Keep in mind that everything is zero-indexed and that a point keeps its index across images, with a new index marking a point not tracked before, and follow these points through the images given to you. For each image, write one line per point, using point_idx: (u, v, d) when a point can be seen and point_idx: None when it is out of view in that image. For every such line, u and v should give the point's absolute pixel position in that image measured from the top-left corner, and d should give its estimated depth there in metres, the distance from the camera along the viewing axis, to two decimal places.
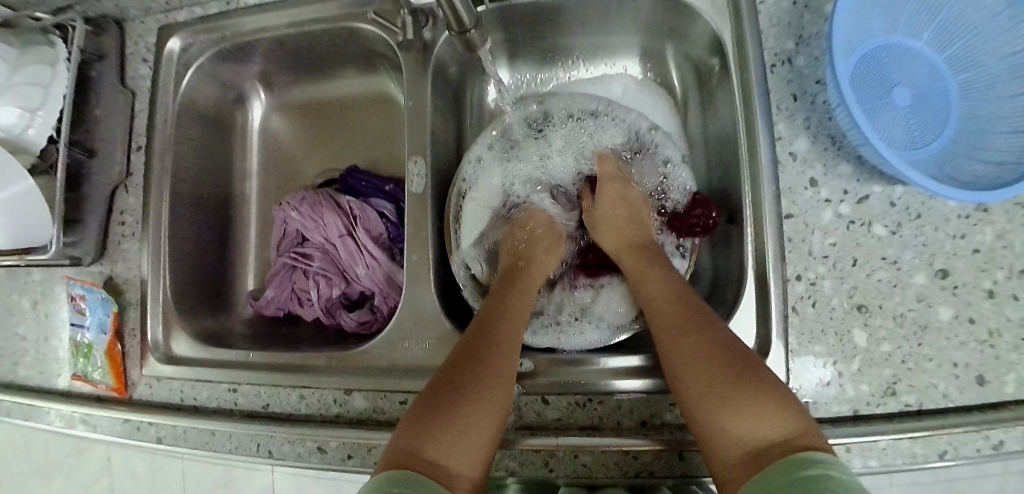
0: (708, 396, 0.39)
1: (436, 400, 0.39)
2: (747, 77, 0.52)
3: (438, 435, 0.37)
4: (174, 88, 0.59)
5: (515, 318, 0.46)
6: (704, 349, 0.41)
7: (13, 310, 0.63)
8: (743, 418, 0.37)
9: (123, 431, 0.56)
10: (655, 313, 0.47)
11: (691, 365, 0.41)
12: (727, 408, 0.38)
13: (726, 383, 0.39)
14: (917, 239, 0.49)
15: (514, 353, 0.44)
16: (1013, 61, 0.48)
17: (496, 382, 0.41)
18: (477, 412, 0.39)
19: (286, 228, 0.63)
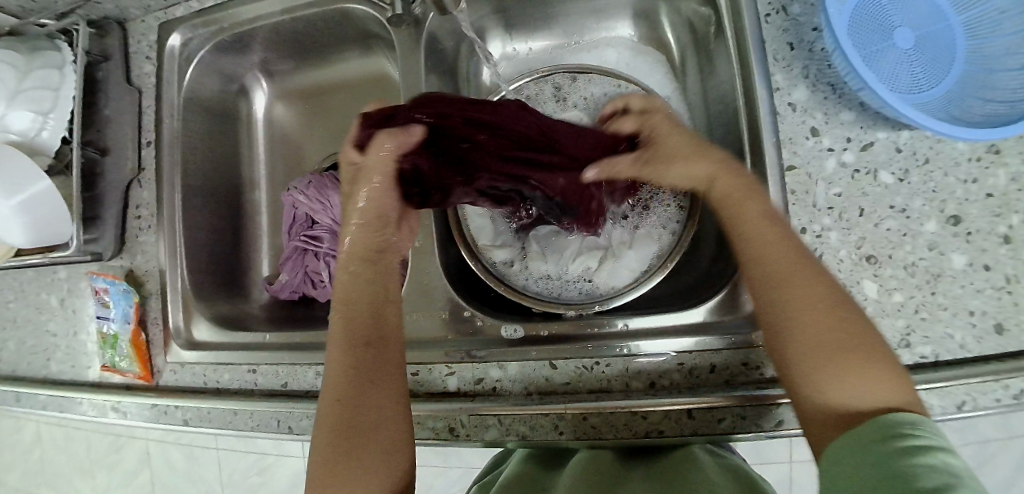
0: (824, 353, 0.36)
1: (319, 482, 0.38)
2: (742, 29, 0.51)
3: (358, 448, 0.39)
4: (179, 82, 0.61)
5: (366, 319, 0.44)
6: (817, 319, 0.37)
7: (43, 308, 0.66)
8: (844, 391, 0.35)
9: (152, 415, 0.59)
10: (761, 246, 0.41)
11: (828, 338, 0.36)
12: (811, 377, 0.36)
13: (851, 357, 0.35)
14: (926, 186, 0.48)
15: (385, 348, 0.43)
16: None
17: (381, 409, 0.40)
18: (368, 464, 0.38)
19: (295, 214, 0.64)
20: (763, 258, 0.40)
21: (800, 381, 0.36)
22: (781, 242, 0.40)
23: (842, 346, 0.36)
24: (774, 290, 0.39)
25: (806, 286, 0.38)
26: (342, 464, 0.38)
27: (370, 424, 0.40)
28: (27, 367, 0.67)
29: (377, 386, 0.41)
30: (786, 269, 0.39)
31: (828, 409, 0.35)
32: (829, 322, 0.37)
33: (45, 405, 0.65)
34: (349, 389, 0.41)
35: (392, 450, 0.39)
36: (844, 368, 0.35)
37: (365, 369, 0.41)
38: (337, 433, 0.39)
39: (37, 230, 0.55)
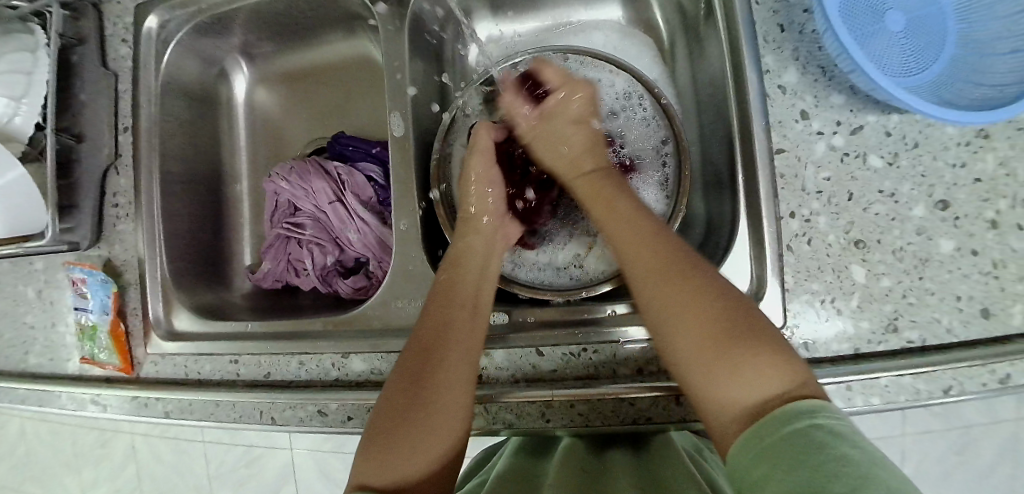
0: (709, 357, 0.37)
1: (386, 433, 0.40)
2: (732, 11, 0.50)
3: (411, 435, 0.39)
4: (156, 66, 0.59)
5: (466, 316, 0.46)
6: (699, 316, 0.39)
7: (19, 300, 0.64)
8: (733, 384, 0.35)
9: (133, 407, 0.58)
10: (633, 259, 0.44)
11: (695, 334, 0.38)
12: (701, 376, 0.37)
13: (738, 351, 0.36)
14: (915, 170, 0.48)
15: (469, 352, 0.44)
16: None
17: (454, 380, 0.42)
18: (433, 425, 0.40)
19: (278, 201, 0.63)
20: (636, 267, 0.44)
21: (693, 383, 0.37)
22: (652, 248, 0.44)
23: (736, 336, 0.37)
24: (648, 291, 0.42)
25: (689, 291, 0.40)
26: (405, 419, 0.40)
27: (428, 415, 0.41)
28: (3, 360, 0.66)
29: (456, 358, 0.43)
30: (647, 266, 0.43)
31: (716, 405, 0.36)
32: (712, 318, 0.38)
33: (24, 398, 0.64)
34: (428, 354, 0.44)
35: (455, 416, 0.41)
36: (734, 361, 0.36)
37: (446, 339, 0.44)
38: (405, 391, 0.42)
39: (14, 217, 0.54)
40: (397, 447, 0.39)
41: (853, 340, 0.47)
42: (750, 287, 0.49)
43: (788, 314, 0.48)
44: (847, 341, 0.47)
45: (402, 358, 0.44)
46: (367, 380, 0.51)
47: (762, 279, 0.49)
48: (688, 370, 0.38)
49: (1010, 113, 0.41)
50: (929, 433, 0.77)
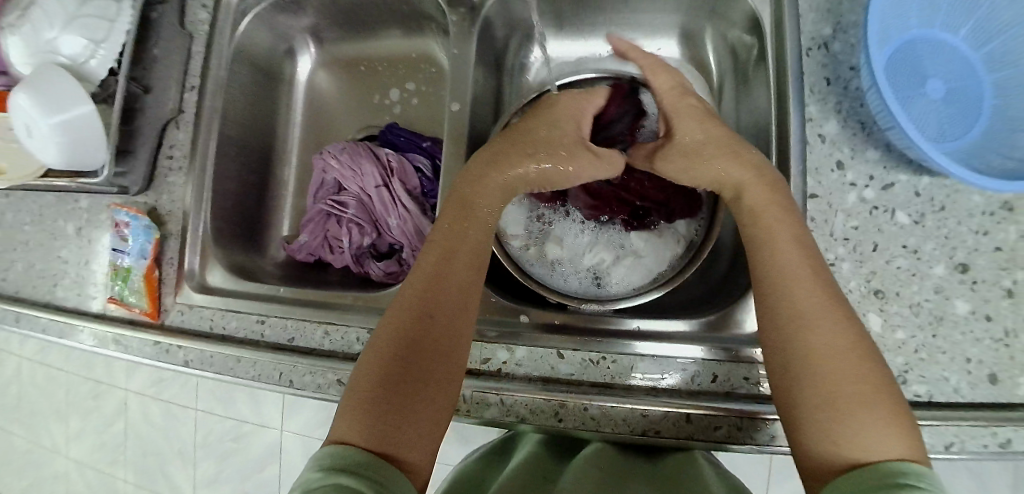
0: (841, 393, 0.33)
1: (372, 399, 0.35)
2: (783, 59, 0.54)
3: (405, 397, 0.35)
4: (231, 33, 0.62)
5: (465, 263, 0.42)
6: (851, 352, 0.34)
7: (58, 235, 0.66)
8: (851, 432, 0.31)
9: (153, 353, 0.58)
10: (782, 278, 0.38)
11: (851, 386, 0.33)
12: (829, 413, 0.32)
13: (867, 395, 0.32)
14: (939, 231, 0.50)
15: (465, 308, 0.40)
16: None
17: (452, 347, 0.39)
18: (431, 386, 0.37)
19: (325, 178, 0.66)
20: (774, 275, 0.38)
21: (815, 422, 0.33)
22: (801, 265, 0.38)
23: (865, 387, 0.33)
24: (783, 317, 0.36)
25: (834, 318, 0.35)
26: (396, 391, 0.35)
27: (428, 371, 0.37)
28: (31, 290, 0.66)
29: (449, 325, 0.39)
30: (801, 282, 0.37)
31: (834, 444, 0.32)
32: (857, 358, 0.34)
33: (47, 329, 0.64)
34: (421, 309, 0.39)
35: (447, 377, 0.38)
36: (860, 407, 0.32)
37: (440, 290, 0.40)
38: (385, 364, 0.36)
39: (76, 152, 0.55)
40: (387, 428, 0.34)
41: None
42: None
43: None
44: None
45: (385, 318, 0.39)
46: None
47: None
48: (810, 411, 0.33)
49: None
50: None
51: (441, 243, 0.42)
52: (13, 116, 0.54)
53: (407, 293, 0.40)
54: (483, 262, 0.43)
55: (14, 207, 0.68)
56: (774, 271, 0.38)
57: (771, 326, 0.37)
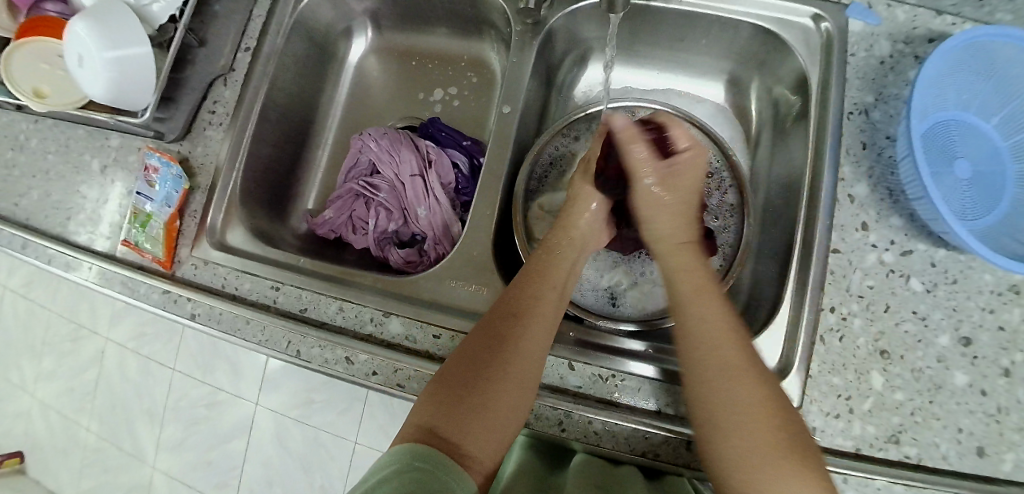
0: (748, 453, 0.37)
1: (451, 391, 0.41)
2: (824, 117, 0.56)
3: (478, 396, 0.40)
4: (297, 2, 0.64)
5: (553, 298, 0.48)
6: (744, 411, 0.38)
7: (81, 169, 0.64)
8: (762, 486, 0.35)
9: (160, 301, 0.57)
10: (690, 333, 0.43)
11: (752, 441, 0.37)
12: (741, 471, 0.37)
13: (782, 454, 0.36)
14: (948, 302, 0.53)
15: (546, 333, 0.46)
16: None
17: (527, 363, 0.43)
18: (504, 392, 0.41)
19: (359, 159, 0.67)
20: (688, 327, 0.43)
21: (738, 478, 0.37)
22: (708, 324, 0.43)
23: (781, 443, 0.37)
24: (708, 371, 0.41)
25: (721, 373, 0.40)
26: (471, 389, 0.41)
27: (503, 379, 0.42)
28: (41, 220, 0.64)
29: (530, 346, 0.44)
30: (708, 334, 0.42)
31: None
32: (744, 417, 0.38)
33: (51, 260, 0.61)
34: (504, 326, 0.45)
35: (521, 390, 0.42)
36: (767, 467, 0.36)
37: (528, 313, 0.46)
38: (468, 371, 0.42)
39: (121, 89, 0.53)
40: (457, 417, 0.39)
41: (856, 439, 0.50)
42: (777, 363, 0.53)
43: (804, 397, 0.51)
44: (851, 439, 0.50)
45: (474, 329, 0.46)
46: (398, 343, 0.53)
47: (791, 359, 0.52)
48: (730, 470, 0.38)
49: None
50: None
51: (528, 274, 0.49)
52: (66, 42, 0.52)
53: (496, 316, 0.46)
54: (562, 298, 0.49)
55: (41, 135, 0.67)
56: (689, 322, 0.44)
57: (686, 373, 0.42)
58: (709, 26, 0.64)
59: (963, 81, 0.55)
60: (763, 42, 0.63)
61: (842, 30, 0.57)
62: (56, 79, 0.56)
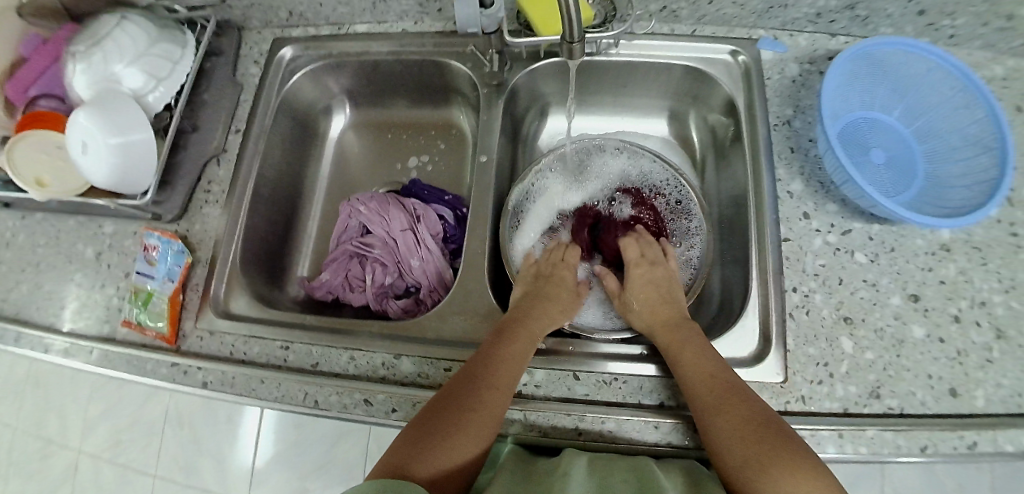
0: (768, 465, 0.43)
1: (419, 421, 0.46)
2: (754, 129, 0.66)
3: (439, 423, 0.45)
4: (280, 87, 0.71)
5: (522, 344, 0.53)
6: (741, 426, 0.46)
7: (74, 259, 0.64)
8: (780, 485, 0.41)
9: (168, 375, 0.58)
10: (693, 388, 0.50)
11: (766, 455, 0.44)
12: (765, 479, 0.42)
13: (793, 458, 0.43)
14: (892, 268, 0.60)
15: (513, 372, 0.50)
16: (967, 135, 0.62)
17: (492, 395, 0.48)
18: (465, 419, 0.46)
19: (349, 223, 0.71)
20: (690, 376, 0.51)
21: (759, 479, 0.43)
22: (704, 373, 0.51)
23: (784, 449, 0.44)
24: (712, 415, 0.48)
25: (731, 410, 0.47)
26: (433, 417, 0.46)
27: (464, 408, 0.46)
28: (32, 312, 0.63)
29: (498, 380, 0.49)
30: (708, 385, 0.50)
31: None
32: (751, 432, 0.45)
33: (52, 348, 0.60)
34: (475, 363, 0.50)
35: (482, 419, 0.46)
36: (789, 471, 0.42)
37: (494, 353, 0.51)
38: (438, 402, 0.48)
39: (124, 173, 0.57)
40: (417, 442, 0.44)
41: (841, 400, 0.54)
42: (757, 342, 0.58)
43: (788, 368, 0.55)
44: (837, 400, 0.54)
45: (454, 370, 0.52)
46: (413, 381, 0.55)
47: (769, 337, 0.57)
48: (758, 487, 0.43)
49: (976, 219, 0.54)
50: None
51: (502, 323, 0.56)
52: (68, 135, 0.56)
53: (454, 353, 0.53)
54: (530, 344, 0.54)
55: (26, 231, 0.67)
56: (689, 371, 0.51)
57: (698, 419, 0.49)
58: (643, 75, 0.73)
59: (863, 86, 0.65)
60: (692, 78, 0.72)
61: (757, 61, 0.68)
62: (58, 168, 0.60)
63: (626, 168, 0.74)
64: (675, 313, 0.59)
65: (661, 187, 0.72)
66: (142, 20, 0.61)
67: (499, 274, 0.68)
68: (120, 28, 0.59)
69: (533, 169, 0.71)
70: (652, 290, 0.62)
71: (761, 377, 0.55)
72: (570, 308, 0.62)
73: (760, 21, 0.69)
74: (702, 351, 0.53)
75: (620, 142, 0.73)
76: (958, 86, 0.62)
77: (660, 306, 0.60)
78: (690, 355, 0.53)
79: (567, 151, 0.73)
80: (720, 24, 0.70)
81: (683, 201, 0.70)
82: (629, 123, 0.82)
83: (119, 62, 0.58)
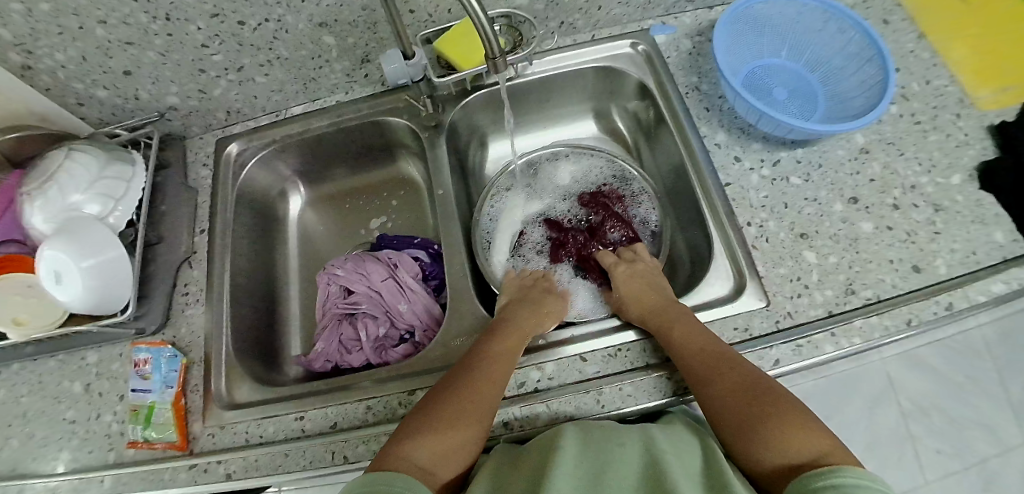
0: (761, 426, 0.45)
1: (414, 416, 0.50)
2: (670, 100, 0.73)
3: (432, 415, 0.49)
4: (234, 181, 0.74)
5: (510, 342, 0.56)
6: (735, 392, 0.48)
7: (63, 397, 0.64)
8: (775, 443, 0.44)
9: (188, 479, 0.56)
10: (688, 360, 0.52)
11: (759, 416, 0.46)
12: (759, 442, 0.45)
13: (789, 418, 0.45)
14: (826, 181, 0.66)
15: (501, 369, 0.53)
16: (847, 53, 0.70)
17: (482, 390, 0.51)
18: (454, 410, 0.49)
19: (331, 290, 0.72)
20: (682, 351, 0.53)
21: (756, 438, 0.45)
22: (699, 346, 0.52)
23: (781, 411, 0.46)
24: (707, 383, 0.49)
25: (726, 376, 0.49)
26: (427, 410, 0.50)
27: (454, 402, 0.50)
28: (30, 462, 0.61)
29: (487, 377, 0.52)
30: (702, 356, 0.51)
31: (771, 462, 0.44)
32: (747, 394, 0.48)
33: (58, 491, 0.59)
34: (466, 364, 0.54)
35: (470, 410, 0.49)
36: (783, 430, 0.44)
37: (483, 352, 0.55)
38: (432, 398, 0.51)
39: (103, 292, 0.59)
40: (411, 432, 0.48)
41: (823, 305, 0.58)
42: (733, 278, 0.62)
43: (767, 292, 0.59)
44: (820, 306, 0.57)
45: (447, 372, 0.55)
46: None
47: (742, 271, 0.61)
48: (752, 445, 0.45)
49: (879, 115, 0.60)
50: (943, 447, 0.81)
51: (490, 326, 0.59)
52: (37, 267, 0.57)
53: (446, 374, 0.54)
54: (518, 343, 0.57)
55: (6, 384, 0.66)
56: (681, 347, 0.53)
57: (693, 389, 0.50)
58: (562, 86, 0.80)
59: (747, 39, 0.73)
60: (604, 77, 0.79)
61: (654, 47, 0.76)
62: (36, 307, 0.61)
63: (571, 171, 0.79)
64: (665, 299, 0.60)
65: (607, 177, 0.77)
66: (90, 148, 0.64)
67: (485, 292, 0.71)
68: (71, 158, 0.62)
69: (488, 192, 0.75)
70: (638, 284, 0.63)
71: (747, 307, 0.58)
72: (559, 312, 0.64)
73: (646, 14, 0.77)
74: (692, 327, 0.54)
75: (559, 148, 0.78)
76: (825, 17, 0.71)
77: (648, 296, 0.61)
78: (683, 331, 0.54)
79: (514, 168, 0.77)
80: (614, 24, 0.78)
81: (631, 184, 0.76)
82: (562, 131, 0.87)
83: (76, 190, 0.61)
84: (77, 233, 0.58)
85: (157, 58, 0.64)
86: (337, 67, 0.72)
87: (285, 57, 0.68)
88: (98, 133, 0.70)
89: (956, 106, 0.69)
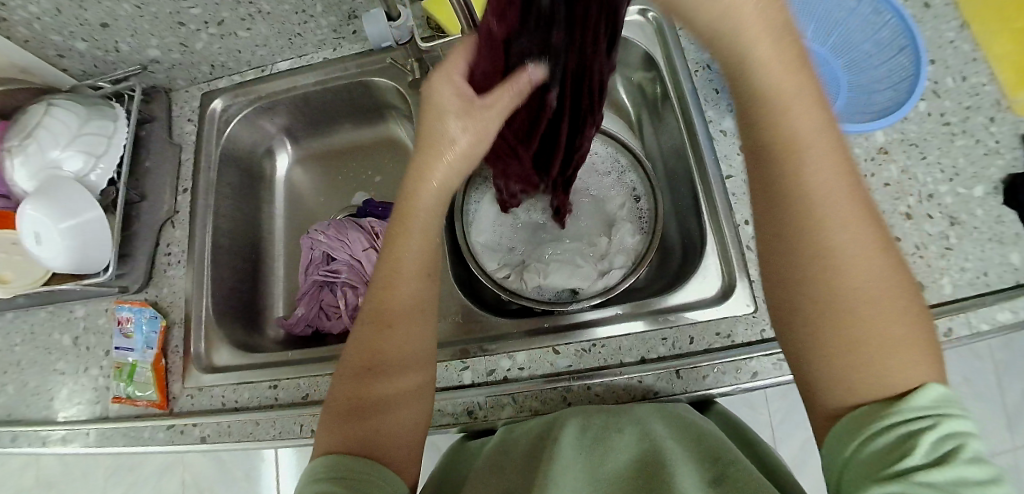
0: (870, 332, 0.32)
1: (351, 395, 0.43)
2: (679, 81, 0.67)
3: (372, 393, 0.43)
4: (218, 138, 0.72)
5: (422, 265, 0.46)
6: (861, 267, 0.33)
7: (53, 349, 0.65)
8: (892, 362, 0.31)
9: (167, 438, 0.58)
10: (814, 188, 0.33)
11: (874, 308, 0.32)
12: (864, 350, 0.32)
13: (911, 331, 0.32)
14: None
15: (424, 307, 0.46)
16: (878, 40, 0.64)
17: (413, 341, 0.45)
18: (397, 378, 0.43)
19: (313, 255, 0.71)
20: (815, 176, 0.34)
21: (868, 350, 0.32)
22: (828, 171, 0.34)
23: (899, 314, 0.32)
24: (821, 230, 0.33)
25: (855, 238, 0.33)
26: (366, 386, 0.43)
27: (389, 369, 0.43)
28: (25, 408, 0.63)
29: (413, 325, 0.45)
30: (835, 195, 0.33)
31: (866, 382, 0.31)
32: (871, 279, 0.33)
33: (49, 439, 0.61)
34: (383, 314, 0.45)
35: (411, 369, 0.44)
36: (887, 343, 0.31)
37: (398, 293, 0.45)
38: (363, 368, 0.44)
39: (82, 255, 0.59)
40: (355, 422, 0.41)
41: None
42: (723, 279, 0.59)
43: (756, 296, 0.56)
44: None
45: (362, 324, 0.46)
46: None
47: (733, 274, 0.58)
48: (844, 350, 0.32)
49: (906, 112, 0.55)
50: None
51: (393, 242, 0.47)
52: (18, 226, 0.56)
53: (367, 328, 0.45)
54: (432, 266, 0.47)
55: None
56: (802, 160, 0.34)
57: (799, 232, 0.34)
58: None
59: None
60: None
61: (665, 15, 0.69)
62: (19, 264, 0.62)
63: None
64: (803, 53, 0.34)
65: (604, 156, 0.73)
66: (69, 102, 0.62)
67: (463, 268, 0.70)
68: (49, 114, 0.60)
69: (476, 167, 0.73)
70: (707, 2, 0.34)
71: (733, 312, 0.56)
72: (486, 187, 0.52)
73: None
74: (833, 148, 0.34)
75: None
76: None
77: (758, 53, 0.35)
78: (819, 135, 0.34)
79: None
80: None
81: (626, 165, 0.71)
82: None
83: (54, 147, 0.59)
84: (48, 191, 0.57)
85: (133, 10, 0.60)
86: (323, 23, 0.67)
87: (266, 11, 0.64)
88: (80, 85, 0.68)
89: (990, 108, 0.62)
